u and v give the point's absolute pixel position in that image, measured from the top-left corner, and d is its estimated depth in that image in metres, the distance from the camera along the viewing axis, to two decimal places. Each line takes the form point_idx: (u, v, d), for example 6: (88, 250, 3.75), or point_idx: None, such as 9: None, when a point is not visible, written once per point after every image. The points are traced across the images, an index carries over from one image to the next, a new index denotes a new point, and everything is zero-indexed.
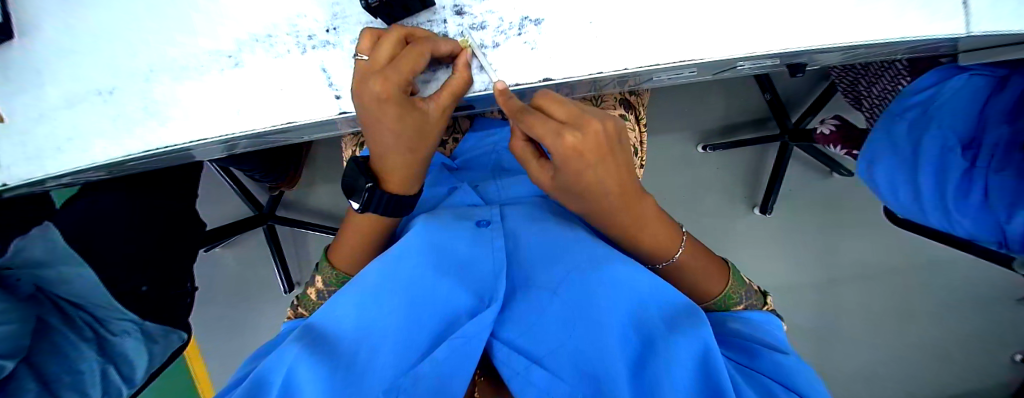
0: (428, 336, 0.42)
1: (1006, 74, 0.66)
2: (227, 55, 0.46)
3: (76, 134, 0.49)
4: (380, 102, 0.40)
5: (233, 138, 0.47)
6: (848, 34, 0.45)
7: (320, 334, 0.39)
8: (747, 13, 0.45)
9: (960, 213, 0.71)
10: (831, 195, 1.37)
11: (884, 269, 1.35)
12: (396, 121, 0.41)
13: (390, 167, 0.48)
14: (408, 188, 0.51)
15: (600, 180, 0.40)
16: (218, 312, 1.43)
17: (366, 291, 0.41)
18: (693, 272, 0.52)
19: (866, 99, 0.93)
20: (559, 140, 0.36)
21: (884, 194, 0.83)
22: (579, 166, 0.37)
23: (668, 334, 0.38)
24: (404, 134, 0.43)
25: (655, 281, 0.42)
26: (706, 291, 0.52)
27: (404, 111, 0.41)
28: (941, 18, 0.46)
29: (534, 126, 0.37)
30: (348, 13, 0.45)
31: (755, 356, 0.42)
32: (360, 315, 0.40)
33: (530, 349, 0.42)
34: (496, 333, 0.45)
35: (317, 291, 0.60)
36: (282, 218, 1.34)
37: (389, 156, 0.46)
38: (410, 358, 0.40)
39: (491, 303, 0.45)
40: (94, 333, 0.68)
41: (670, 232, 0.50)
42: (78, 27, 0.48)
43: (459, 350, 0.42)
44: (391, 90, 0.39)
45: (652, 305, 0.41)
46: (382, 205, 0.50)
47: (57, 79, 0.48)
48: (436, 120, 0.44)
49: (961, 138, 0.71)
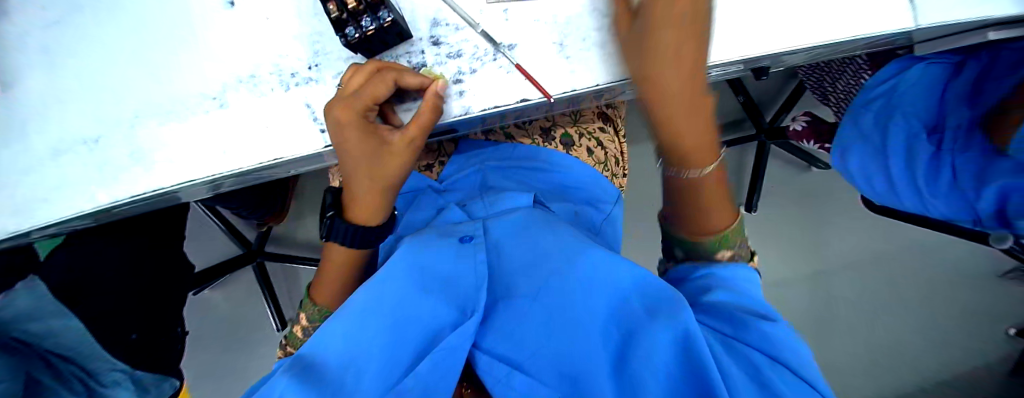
0: (415, 350, 0.41)
1: (961, 59, 0.72)
2: (212, 97, 0.47)
3: (60, 184, 0.49)
4: (339, 126, 0.43)
5: (219, 178, 0.47)
6: (804, 37, 0.49)
7: (308, 361, 0.39)
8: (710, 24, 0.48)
9: (933, 195, 0.74)
10: (811, 188, 1.42)
11: (868, 257, 1.39)
12: (358, 146, 0.44)
13: (359, 195, 0.50)
14: (373, 218, 0.52)
15: (677, 43, 0.42)
16: (209, 357, 1.39)
17: (357, 311, 0.41)
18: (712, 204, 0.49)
19: (831, 95, 0.96)
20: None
21: (857, 181, 0.86)
22: (665, 10, 0.41)
23: (647, 323, 0.38)
24: (365, 159, 0.45)
25: (632, 272, 0.43)
26: (713, 227, 0.49)
27: (364, 137, 0.43)
28: (889, 15, 0.49)
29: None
30: (331, 49, 0.47)
31: (742, 326, 0.39)
32: (348, 337, 0.40)
33: (512, 354, 0.42)
34: (478, 343, 0.44)
35: (301, 327, 0.59)
36: (272, 253, 1.33)
37: (356, 181, 0.48)
38: (394, 375, 0.39)
39: (472, 314, 0.44)
40: (83, 385, 0.68)
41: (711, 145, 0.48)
42: (63, 81, 0.49)
43: (443, 363, 0.41)
44: (350, 118, 0.42)
45: (636, 299, 0.41)
46: (349, 237, 0.52)
47: (42, 131, 0.49)
48: (400, 151, 0.45)
49: (924, 124, 0.75)
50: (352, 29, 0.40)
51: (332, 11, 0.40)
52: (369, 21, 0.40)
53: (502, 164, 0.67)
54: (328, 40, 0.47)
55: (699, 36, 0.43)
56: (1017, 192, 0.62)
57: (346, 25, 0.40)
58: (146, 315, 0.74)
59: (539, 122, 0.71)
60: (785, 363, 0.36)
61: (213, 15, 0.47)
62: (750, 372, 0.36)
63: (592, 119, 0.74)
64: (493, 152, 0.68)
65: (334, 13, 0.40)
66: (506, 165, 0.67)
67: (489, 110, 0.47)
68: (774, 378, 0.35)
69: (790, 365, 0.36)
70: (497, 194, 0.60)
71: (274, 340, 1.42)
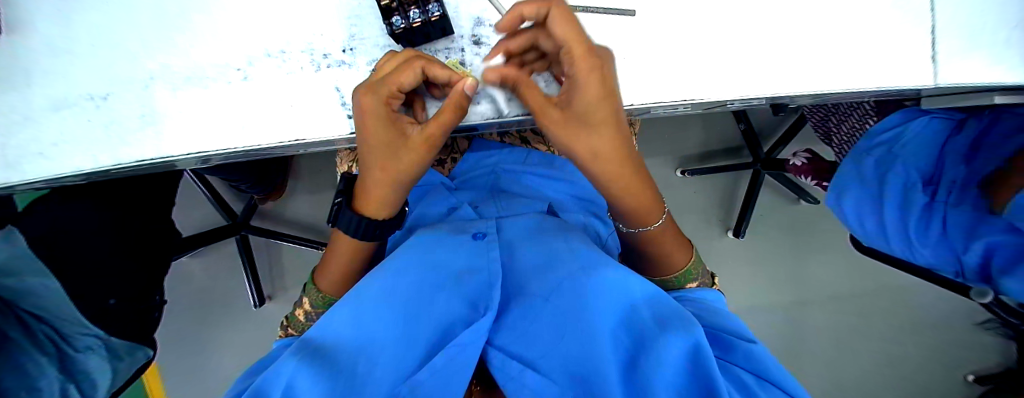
0: (428, 344, 0.41)
1: (963, 117, 0.75)
2: (236, 69, 0.46)
3: (64, 139, 0.46)
4: (361, 112, 0.41)
5: (235, 153, 0.46)
6: (829, 83, 0.50)
7: (319, 342, 0.39)
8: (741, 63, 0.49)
9: (922, 244, 0.76)
10: (798, 220, 1.45)
11: (846, 292, 1.43)
12: (375, 135, 0.42)
13: (373, 190, 0.48)
14: (380, 211, 0.50)
15: (584, 128, 0.41)
16: (179, 327, 1.35)
17: (369, 299, 0.41)
18: (667, 246, 0.54)
19: (835, 136, 0.98)
20: (574, 38, 0.37)
21: (850, 222, 0.87)
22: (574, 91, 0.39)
23: (656, 334, 0.38)
24: (378, 150, 0.44)
25: (645, 288, 0.43)
26: (676, 266, 0.55)
27: (382, 127, 0.42)
28: (913, 72, 0.51)
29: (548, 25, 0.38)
30: (367, 35, 0.46)
31: (729, 349, 0.41)
32: (360, 323, 0.40)
33: (524, 353, 0.42)
34: (491, 340, 0.44)
35: (304, 312, 0.57)
36: (257, 227, 1.29)
37: (367, 172, 0.47)
38: (408, 365, 0.39)
39: (485, 311, 0.44)
40: (55, 347, 0.68)
41: (654, 199, 0.51)
42: (70, 30, 0.47)
43: (457, 359, 0.40)
44: (371, 104, 0.41)
45: (643, 307, 0.42)
46: (355, 227, 0.51)
47: (43, 80, 0.46)
48: (417, 147, 0.43)
49: (922, 175, 0.77)
50: (399, 19, 0.40)
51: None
52: (417, 13, 0.40)
53: (516, 169, 0.66)
54: (365, 25, 0.46)
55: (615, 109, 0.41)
56: (999, 251, 0.66)
57: (393, 13, 0.40)
58: (137, 281, 0.73)
59: None
60: (768, 378, 0.38)
61: None
62: (738, 387, 0.38)
63: None
64: (508, 156, 0.68)
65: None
66: (520, 170, 0.66)
67: (523, 116, 0.47)
68: (760, 392, 0.37)
69: (774, 381, 0.38)
70: (508, 200, 0.61)
71: (249, 318, 1.38)
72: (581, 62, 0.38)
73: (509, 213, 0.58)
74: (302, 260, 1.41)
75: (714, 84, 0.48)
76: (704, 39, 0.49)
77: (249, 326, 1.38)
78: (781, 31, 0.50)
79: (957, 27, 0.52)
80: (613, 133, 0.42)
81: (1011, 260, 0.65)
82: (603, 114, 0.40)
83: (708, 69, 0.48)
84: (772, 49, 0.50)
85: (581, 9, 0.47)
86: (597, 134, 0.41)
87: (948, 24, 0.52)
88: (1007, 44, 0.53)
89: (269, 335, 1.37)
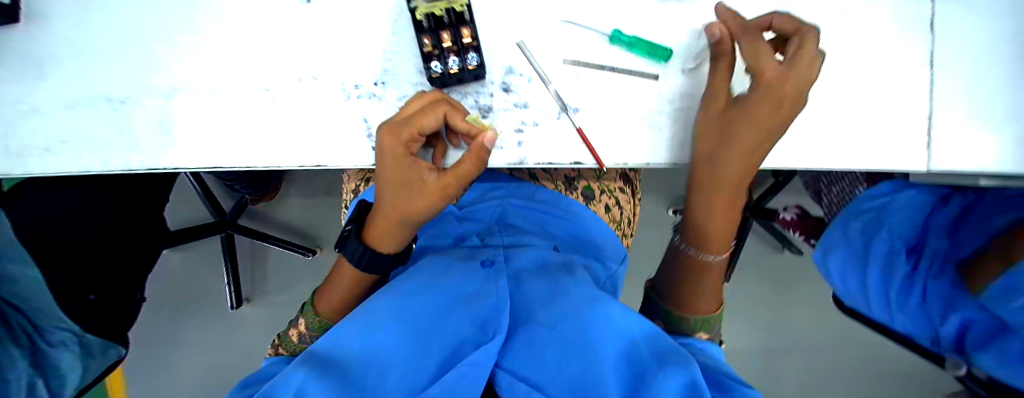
0: (437, 361, 0.40)
1: (948, 193, 0.77)
2: (265, 88, 0.47)
3: (73, 136, 0.47)
4: (382, 150, 0.44)
5: (252, 170, 0.48)
6: (827, 158, 0.54)
7: (326, 355, 0.39)
8: None
9: (901, 310, 0.79)
10: (783, 270, 1.48)
11: (827, 344, 1.45)
12: (393, 174, 0.45)
13: (381, 225, 0.49)
14: (389, 243, 0.51)
15: (730, 153, 0.49)
16: (152, 322, 1.31)
17: (382, 316, 0.43)
18: (704, 289, 0.58)
19: (825, 196, 1.01)
20: (782, 77, 0.44)
21: (833, 280, 0.90)
22: (743, 113, 0.47)
23: (657, 368, 0.39)
24: (393, 189, 0.46)
25: (642, 323, 0.45)
26: (701, 310, 0.58)
27: (399, 168, 0.44)
28: (908, 156, 0.54)
29: (785, 73, 0.44)
30: (400, 72, 0.48)
31: (727, 390, 0.42)
32: (368, 338, 0.41)
33: (531, 376, 0.41)
34: (499, 363, 0.44)
35: (299, 333, 0.56)
36: (244, 227, 1.27)
37: (380, 208, 0.48)
38: (420, 381, 0.39)
39: (494, 336, 0.43)
40: (29, 340, 0.64)
41: (727, 235, 0.57)
42: (95, 28, 0.48)
43: (470, 377, 0.40)
44: (391, 144, 0.43)
45: (642, 342, 0.42)
46: (359, 257, 0.51)
47: (64, 76, 0.48)
48: (431, 193, 0.44)
49: (905, 243, 0.80)
50: (437, 65, 0.45)
51: (425, 44, 0.45)
52: (455, 59, 0.45)
53: (527, 204, 0.68)
54: (399, 60, 0.48)
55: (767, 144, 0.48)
56: (973, 324, 0.67)
57: (432, 57, 0.46)
58: (116, 276, 0.72)
59: (564, 170, 0.72)
60: None
61: (289, 9, 0.48)
62: None
63: (614, 179, 0.74)
64: (515, 189, 0.70)
65: (427, 47, 0.45)
66: (529, 205, 0.68)
67: (543, 165, 0.51)
68: None
69: None
70: (515, 234, 0.64)
71: (223, 320, 1.33)
72: (765, 80, 0.45)
73: (516, 245, 0.61)
74: (286, 264, 1.37)
75: None
76: None
77: (223, 328, 1.33)
78: None
79: (953, 111, 0.55)
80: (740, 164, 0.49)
81: (981, 340, 0.66)
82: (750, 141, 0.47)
83: None
84: None
85: (608, 69, 0.51)
86: (734, 151, 0.48)
87: (947, 115, 0.55)
88: (1008, 130, 0.55)
89: (244, 338, 1.33)
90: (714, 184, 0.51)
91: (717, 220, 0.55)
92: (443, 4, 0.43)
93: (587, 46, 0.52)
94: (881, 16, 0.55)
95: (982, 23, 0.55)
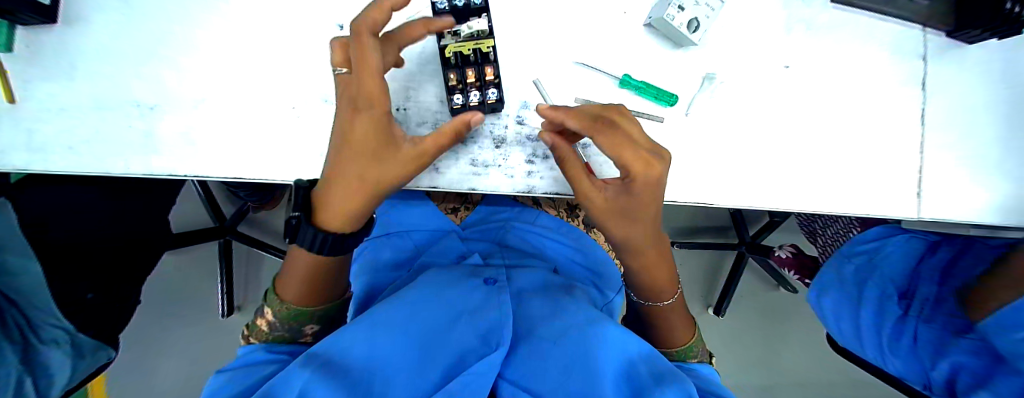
0: (439, 371, 0.42)
1: (937, 239, 0.80)
2: (290, 106, 0.50)
3: (97, 139, 0.49)
4: (354, 105, 0.42)
5: (270, 182, 0.50)
6: (821, 201, 0.56)
7: (328, 357, 0.40)
8: (745, 175, 0.55)
9: (893, 353, 0.77)
10: (777, 306, 1.49)
11: (820, 384, 1.44)
12: (360, 130, 0.42)
13: (337, 198, 0.45)
14: (346, 223, 0.47)
15: (633, 233, 0.48)
16: (135, 325, 1.27)
17: (389, 323, 0.44)
18: (675, 323, 0.61)
19: (820, 236, 1.02)
20: (650, 169, 0.42)
21: (829, 323, 0.86)
22: (613, 213, 0.46)
23: (654, 385, 0.41)
24: (358, 155, 0.43)
25: (637, 341, 0.47)
26: (676, 341, 0.60)
27: (369, 120, 0.41)
28: (899, 203, 0.57)
29: (654, 163, 0.42)
30: (422, 99, 0.52)
31: None
32: (372, 346, 0.42)
33: (533, 388, 0.43)
34: (503, 373, 0.47)
35: (268, 323, 0.52)
36: (242, 234, 1.26)
37: (338, 181, 0.45)
38: (423, 388, 0.41)
39: (497, 347, 0.46)
40: (21, 337, 0.62)
41: (672, 274, 0.58)
42: (131, 38, 0.50)
43: (471, 384, 0.42)
44: (361, 90, 0.41)
45: (639, 362, 0.45)
46: (315, 243, 0.47)
47: (95, 81, 0.50)
48: (404, 151, 0.43)
49: (897, 288, 0.79)
50: (459, 97, 0.49)
51: (450, 78, 0.48)
52: (477, 94, 0.48)
53: (528, 228, 0.71)
54: (422, 90, 0.52)
55: (653, 218, 0.48)
56: (965, 370, 0.66)
57: (455, 90, 0.49)
58: (113, 277, 0.72)
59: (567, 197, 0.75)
60: None
61: (318, 34, 0.51)
62: None
63: None
64: (517, 214, 0.73)
65: (452, 81, 0.48)
66: (531, 229, 0.71)
67: (550, 195, 0.53)
68: None
69: None
70: (516, 255, 0.67)
71: (216, 326, 1.32)
72: (636, 173, 0.42)
73: (516, 265, 0.63)
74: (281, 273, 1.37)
75: (715, 191, 0.55)
76: (712, 147, 0.55)
77: (213, 334, 1.32)
78: (786, 151, 0.56)
79: (943, 162, 0.57)
80: (650, 229, 0.49)
81: (972, 386, 0.66)
82: (645, 217, 0.47)
83: (712, 174, 0.55)
84: (776, 167, 0.56)
85: None
86: (640, 231, 0.48)
87: (936, 167, 0.57)
88: (990, 183, 0.58)
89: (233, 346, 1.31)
90: (636, 249, 0.51)
91: (662, 279, 0.57)
92: (471, 43, 0.46)
93: (596, 85, 0.55)
94: (874, 71, 0.58)
95: (968, 84, 0.58)
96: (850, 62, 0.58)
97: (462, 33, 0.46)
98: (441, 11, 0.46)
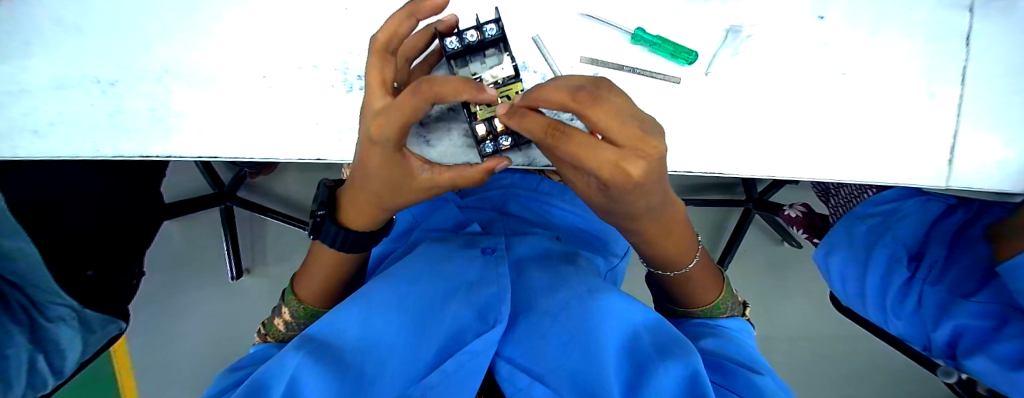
0: (438, 347, 0.41)
1: (955, 203, 0.75)
2: (262, 77, 0.46)
3: (61, 119, 0.45)
4: (370, 143, 0.36)
5: (250, 160, 0.47)
6: (848, 167, 0.52)
7: (323, 339, 0.39)
8: (764, 138, 0.51)
9: (896, 315, 0.74)
10: (779, 262, 1.50)
11: (820, 335, 1.46)
12: (376, 167, 0.38)
13: (358, 203, 0.45)
14: (365, 223, 0.47)
15: (637, 224, 0.44)
16: (149, 292, 1.30)
17: (382, 305, 0.43)
18: (697, 285, 0.59)
19: (832, 197, 0.98)
20: (620, 174, 0.31)
21: (831, 281, 0.82)
22: (612, 208, 0.40)
23: (659, 360, 0.40)
24: (375, 179, 0.40)
25: (642, 313, 0.46)
26: (700, 301, 0.60)
27: (386, 164, 0.37)
28: (932, 166, 0.52)
29: (623, 166, 0.31)
30: (444, 140, 0.49)
31: (732, 375, 0.44)
32: (367, 326, 0.41)
33: (531, 366, 0.42)
34: (498, 352, 0.45)
35: (285, 322, 0.54)
36: (242, 199, 1.25)
37: (359, 190, 0.43)
38: (418, 371, 0.40)
39: (495, 324, 0.44)
40: (27, 316, 0.62)
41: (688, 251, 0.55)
42: (82, 5, 0.45)
43: (466, 366, 0.40)
44: (378, 140, 0.34)
45: (641, 338, 0.44)
46: (335, 240, 0.48)
47: (51, 56, 0.45)
48: (420, 188, 0.40)
49: (908, 251, 0.75)
50: (490, 145, 0.46)
51: (481, 130, 0.44)
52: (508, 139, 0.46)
53: (526, 194, 0.69)
54: (446, 132, 0.49)
55: (663, 211, 0.44)
56: (966, 333, 0.66)
57: (485, 139, 0.46)
58: (111, 252, 0.71)
59: None
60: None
61: None
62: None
63: None
64: (519, 179, 0.71)
65: (483, 133, 0.45)
66: (531, 196, 0.69)
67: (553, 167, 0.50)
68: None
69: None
70: (515, 222, 0.65)
71: (226, 290, 1.34)
72: (607, 179, 0.32)
73: (517, 233, 0.62)
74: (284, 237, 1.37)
75: (733, 156, 0.51)
76: (730, 106, 0.50)
77: (222, 298, 1.33)
78: (812, 112, 0.51)
79: (982, 123, 0.53)
80: (662, 218, 0.46)
81: (974, 345, 0.65)
82: (657, 212, 0.43)
83: (730, 138, 0.50)
84: (801, 128, 0.51)
85: (628, 69, 0.49)
86: (647, 222, 0.44)
87: (975, 124, 0.53)
88: None
89: (244, 310, 1.33)
90: (648, 236, 0.48)
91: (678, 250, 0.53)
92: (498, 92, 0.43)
93: (602, 41, 0.49)
94: (913, 19, 0.52)
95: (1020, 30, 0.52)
96: (888, 13, 0.52)
97: (485, 82, 0.42)
98: (453, 52, 0.41)
